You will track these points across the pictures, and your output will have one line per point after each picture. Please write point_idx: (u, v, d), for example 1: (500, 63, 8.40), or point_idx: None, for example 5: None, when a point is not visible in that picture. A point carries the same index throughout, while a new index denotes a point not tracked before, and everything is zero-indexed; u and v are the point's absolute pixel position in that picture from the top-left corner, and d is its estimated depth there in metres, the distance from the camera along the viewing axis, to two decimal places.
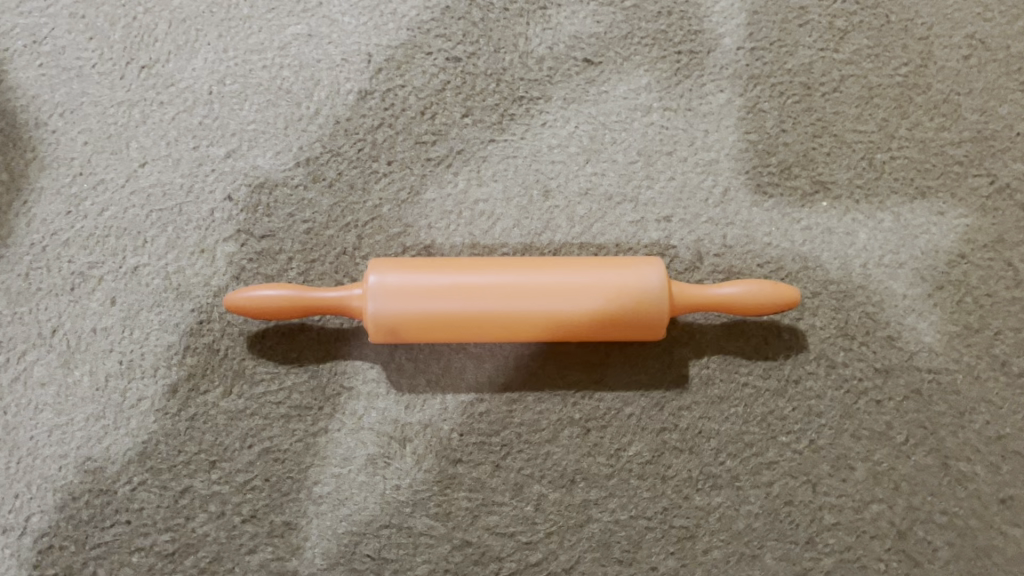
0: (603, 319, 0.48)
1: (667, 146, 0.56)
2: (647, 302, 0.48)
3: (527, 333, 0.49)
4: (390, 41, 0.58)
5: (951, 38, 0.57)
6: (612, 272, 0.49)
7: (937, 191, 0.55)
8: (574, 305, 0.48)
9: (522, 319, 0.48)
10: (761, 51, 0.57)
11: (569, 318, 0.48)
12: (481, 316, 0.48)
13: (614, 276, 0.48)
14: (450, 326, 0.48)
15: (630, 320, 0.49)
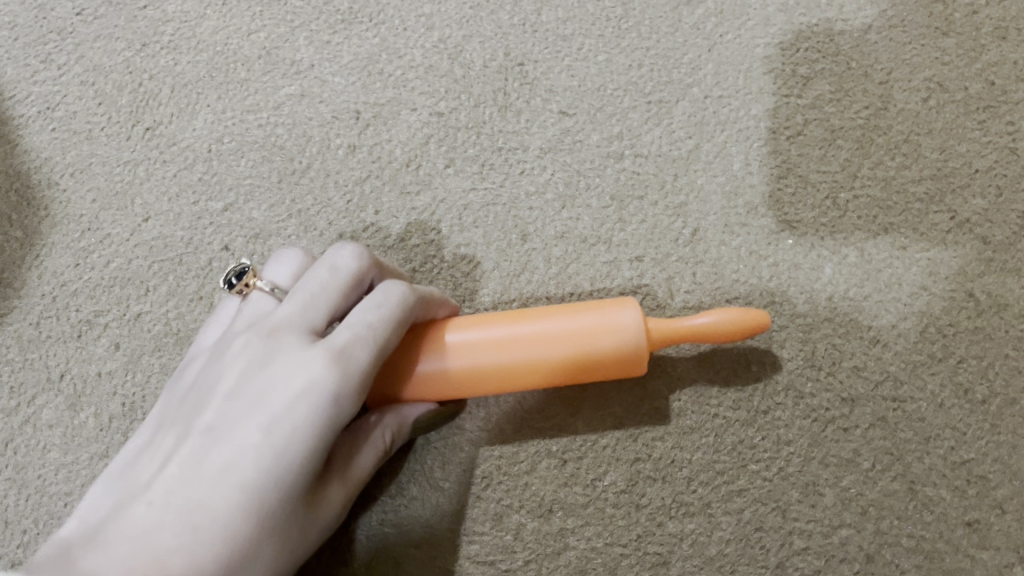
0: (583, 355, 0.49)
1: (638, 191, 0.60)
2: (623, 335, 0.49)
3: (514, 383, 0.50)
4: (377, 99, 0.63)
5: (910, 82, 0.63)
6: (585, 316, 0.50)
7: (899, 226, 0.59)
8: (554, 343, 0.49)
9: (504, 362, 0.49)
10: (726, 99, 0.63)
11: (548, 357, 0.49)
12: (466, 371, 0.49)
13: (587, 320, 0.49)
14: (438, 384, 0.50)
15: (609, 352, 0.49)
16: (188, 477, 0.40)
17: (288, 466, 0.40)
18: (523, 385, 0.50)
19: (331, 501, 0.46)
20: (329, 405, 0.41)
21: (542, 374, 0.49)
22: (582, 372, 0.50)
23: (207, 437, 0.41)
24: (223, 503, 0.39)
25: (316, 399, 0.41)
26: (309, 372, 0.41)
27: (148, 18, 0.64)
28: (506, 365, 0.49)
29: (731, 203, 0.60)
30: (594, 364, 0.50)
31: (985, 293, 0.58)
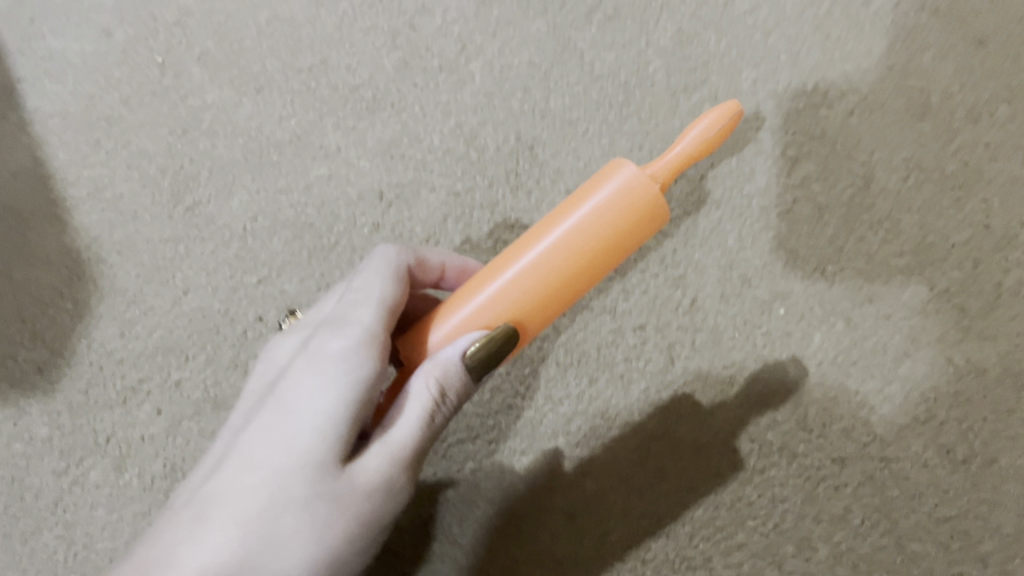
0: (577, 206, 0.45)
1: (640, 262, 0.65)
2: (613, 175, 0.45)
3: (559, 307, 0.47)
4: (398, 180, 0.68)
5: (891, 162, 0.69)
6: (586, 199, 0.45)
7: (883, 296, 0.64)
8: (546, 222, 0.46)
9: (500, 263, 0.47)
10: (721, 178, 0.68)
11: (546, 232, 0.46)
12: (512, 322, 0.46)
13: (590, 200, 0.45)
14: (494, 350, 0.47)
15: (607, 192, 0.44)
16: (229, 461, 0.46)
17: (304, 428, 0.45)
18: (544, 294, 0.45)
19: (371, 465, 0.46)
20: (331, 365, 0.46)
21: (544, 248, 0.45)
22: (586, 224, 0.45)
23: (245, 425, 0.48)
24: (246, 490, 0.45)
25: (319, 363, 0.46)
26: (315, 346, 0.47)
27: (188, 107, 0.71)
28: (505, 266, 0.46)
29: (727, 275, 0.65)
30: (601, 207, 0.44)
31: (964, 358, 0.62)
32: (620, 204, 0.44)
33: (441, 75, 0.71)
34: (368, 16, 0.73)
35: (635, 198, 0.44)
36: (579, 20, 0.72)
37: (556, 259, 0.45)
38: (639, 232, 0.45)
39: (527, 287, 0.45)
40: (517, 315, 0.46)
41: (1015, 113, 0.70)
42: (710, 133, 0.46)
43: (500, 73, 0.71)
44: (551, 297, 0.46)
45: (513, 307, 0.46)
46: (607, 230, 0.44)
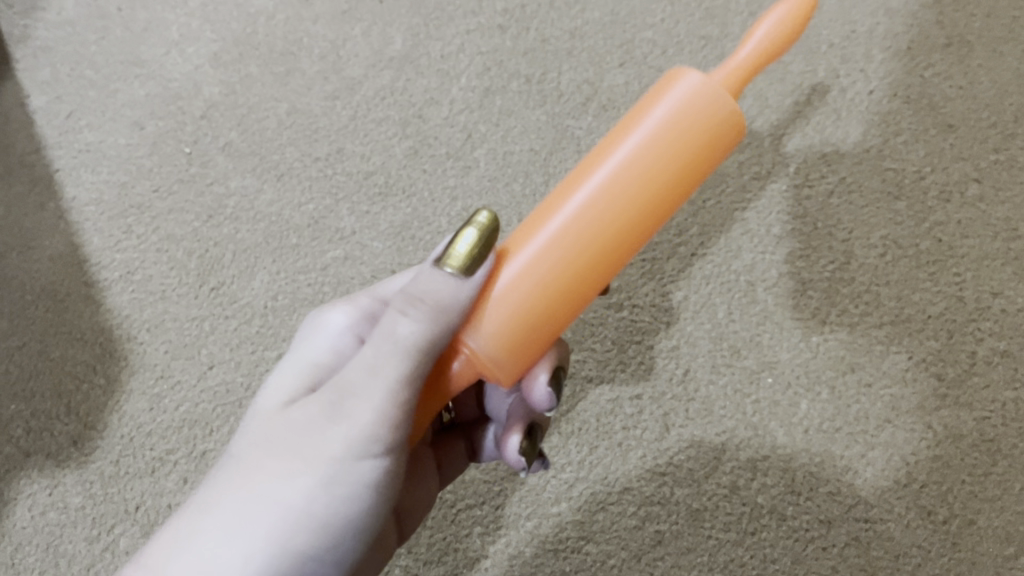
0: (625, 136, 0.37)
1: (636, 336, 0.70)
2: (674, 84, 0.37)
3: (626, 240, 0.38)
4: (409, 261, 0.73)
5: (869, 240, 0.74)
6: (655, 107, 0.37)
7: (864, 365, 0.68)
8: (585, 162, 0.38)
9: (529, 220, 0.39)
10: (710, 256, 0.73)
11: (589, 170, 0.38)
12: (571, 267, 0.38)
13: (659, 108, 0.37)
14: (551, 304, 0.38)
15: (665, 111, 0.37)
16: None
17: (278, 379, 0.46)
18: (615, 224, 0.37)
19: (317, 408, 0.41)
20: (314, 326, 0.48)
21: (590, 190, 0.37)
22: (640, 153, 0.37)
23: None
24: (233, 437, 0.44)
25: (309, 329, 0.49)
26: None
27: (213, 194, 0.77)
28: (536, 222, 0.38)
29: (717, 346, 0.69)
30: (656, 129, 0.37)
31: (942, 425, 0.66)
32: (681, 126, 0.37)
33: (448, 161, 0.77)
34: (381, 108, 0.79)
35: (699, 115, 0.37)
36: (575, 110, 0.78)
37: (601, 204, 0.37)
38: (706, 161, 0.38)
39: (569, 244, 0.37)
40: (560, 275, 0.37)
41: (983, 193, 0.76)
42: (785, 20, 0.39)
43: (503, 159, 0.76)
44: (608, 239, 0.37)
45: (555, 255, 0.37)
46: (667, 159, 0.37)
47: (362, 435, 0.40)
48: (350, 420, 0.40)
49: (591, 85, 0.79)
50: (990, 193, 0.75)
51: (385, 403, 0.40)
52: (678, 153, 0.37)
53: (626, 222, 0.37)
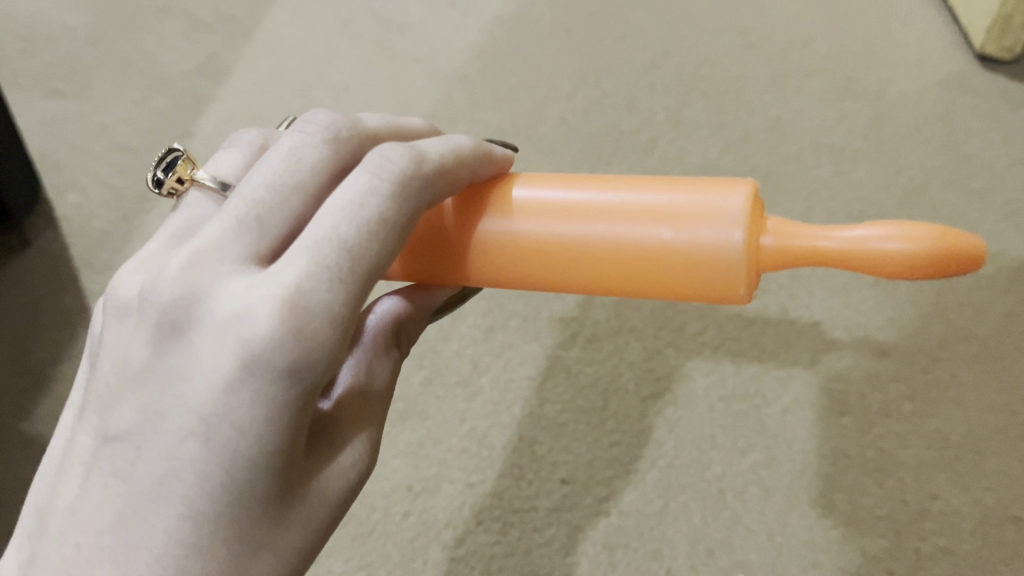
0: (690, 221, 0.47)
1: (623, 539, 0.84)
2: (740, 226, 0.45)
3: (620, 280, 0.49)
4: (421, 475, 0.90)
5: (822, 450, 0.88)
6: (711, 235, 0.46)
7: (823, 562, 0.82)
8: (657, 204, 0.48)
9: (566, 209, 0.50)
10: (682, 467, 0.88)
11: (633, 207, 0.48)
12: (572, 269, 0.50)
13: (713, 239, 0.46)
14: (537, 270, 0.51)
15: (699, 235, 0.46)
16: (170, 463, 0.42)
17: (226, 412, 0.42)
18: (619, 266, 0.49)
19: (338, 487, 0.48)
20: (261, 358, 0.41)
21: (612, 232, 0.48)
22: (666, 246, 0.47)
23: (181, 414, 0.43)
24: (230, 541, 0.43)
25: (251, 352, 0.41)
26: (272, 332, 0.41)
27: None
28: (565, 220, 0.49)
29: (694, 548, 0.83)
30: (698, 247, 0.46)
31: None
32: (704, 264, 0.46)
33: (458, 388, 0.94)
34: None
35: (721, 262, 0.46)
36: (566, 343, 0.96)
37: (611, 254, 0.48)
38: (700, 284, 0.47)
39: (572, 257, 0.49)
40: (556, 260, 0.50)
41: (917, 407, 0.90)
42: (898, 258, 0.43)
43: (505, 385, 0.94)
44: (606, 271, 0.49)
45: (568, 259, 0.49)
46: (677, 273, 0.47)
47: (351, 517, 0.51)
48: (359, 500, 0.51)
49: (577, 324, 0.97)
50: (922, 408, 0.90)
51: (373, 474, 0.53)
52: (697, 267, 0.47)
53: (614, 283, 0.49)
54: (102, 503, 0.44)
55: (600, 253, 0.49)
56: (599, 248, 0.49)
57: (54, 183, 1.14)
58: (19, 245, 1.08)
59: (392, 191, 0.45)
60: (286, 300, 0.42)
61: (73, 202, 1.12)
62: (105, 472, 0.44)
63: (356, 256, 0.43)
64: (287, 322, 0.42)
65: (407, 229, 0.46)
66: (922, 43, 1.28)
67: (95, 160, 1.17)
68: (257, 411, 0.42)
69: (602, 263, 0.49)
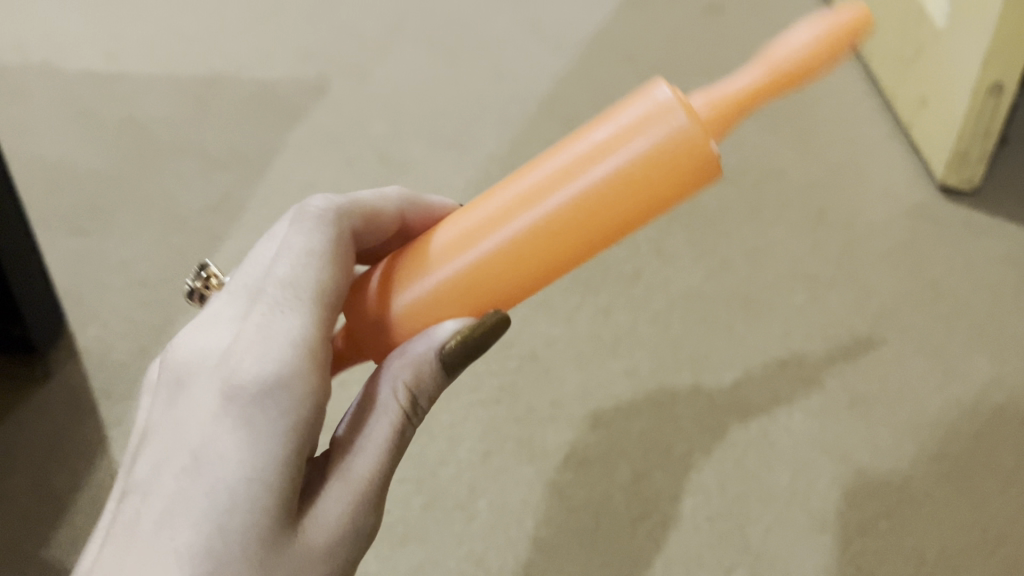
0: (616, 137, 0.52)
1: None
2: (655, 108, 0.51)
3: (600, 218, 0.53)
4: None
5: (804, 566, 0.93)
6: (641, 128, 0.51)
7: None
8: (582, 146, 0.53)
9: (498, 212, 0.55)
10: None
11: (567, 162, 0.53)
12: (553, 230, 0.53)
13: (646, 131, 0.51)
14: (530, 259, 0.54)
15: (637, 136, 0.51)
16: (179, 490, 0.51)
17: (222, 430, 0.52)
18: (593, 206, 0.52)
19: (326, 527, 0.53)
20: (245, 378, 0.52)
21: (560, 194, 0.53)
22: (616, 158, 0.51)
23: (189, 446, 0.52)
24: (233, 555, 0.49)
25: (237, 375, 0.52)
26: (252, 357, 0.53)
27: None
28: (520, 207, 0.54)
29: None
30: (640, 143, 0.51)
31: None
32: (661, 142, 0.50)
33: (456, 510, 0.99)
34: (402, 468, 1.02)
35: (667, 138, 0.51)
36: (558, 466, 1.02)
37: (580, 206, 0.52)
38: (665, 169, 0.51)
39: (542, 233, 0.53)
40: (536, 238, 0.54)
41: (893, 525, 0.96)
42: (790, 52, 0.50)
43: (500, 507, 0.99)
44: (582, 215, 0.53)
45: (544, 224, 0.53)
46: (642, 166, 0.51)
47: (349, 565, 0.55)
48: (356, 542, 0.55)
49: (570, 447, 1.03)
50: (898, 526, 0.96)
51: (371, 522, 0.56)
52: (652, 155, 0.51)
53: (598, 226, 0.53)
54: (123, 542, 0.51)
55: (567, 208, 0.53)
56: (565, 207, 0.53)
57: (77, 316, 1.22)
58: (42, 375, 1.14)
59: (325, 233, 0.60)
60: (263, 334, 0.54)
61: (94, 334, 1.20)
62: (127, 516, 0.52)
63: (308, 288, 0.57)
64: (266, 351, 0.53)
65: (347, 261, 0.60)
66: (888, 173, 1.37)
67: (116, 294, 1.25)
68: (247, 429, 0.51)
69: (573, 221, 0.53)
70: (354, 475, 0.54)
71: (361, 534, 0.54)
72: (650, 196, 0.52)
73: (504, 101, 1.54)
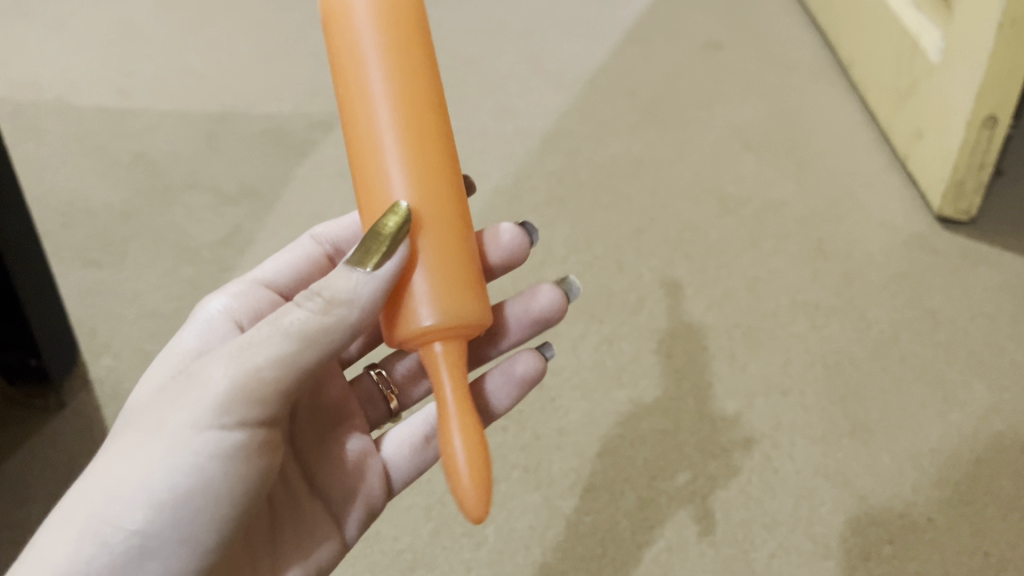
0: (355, 51, 0.63)
1: None
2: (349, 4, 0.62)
3: (413, 84, 0.63)
4: None
5: None
6: (357, 21, 0.62)
7: None
8: (357, 90, 0.63)
9: (374, 180, 0.64)
10: None
11: (367, 103, 0.63)
12: (408, 127, 0.63)
13: (360, 17, 0.62)
14: (420, 155, 0.64)
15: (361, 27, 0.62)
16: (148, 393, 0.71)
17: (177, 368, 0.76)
18: (403, 82, 0.63)
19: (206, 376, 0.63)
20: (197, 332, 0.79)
21: (385, 120, 0.63)
22: (360, 31, 0.62)
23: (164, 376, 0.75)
24: (142, 408, 0.65)
25: (190, 332, 0.79)
26: (204, 320, 0.80)
27: None
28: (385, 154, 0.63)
29: None
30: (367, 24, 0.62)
31: None
32: (372, 5, 0.62)
33: (464, 537, 1.00)
34: (410, 496, 1.03)
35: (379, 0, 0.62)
36: (564, 493, 1.03)
37: (402, 97, 0.63)
38: (400, 13, 0.63)
39: (409, 135, 0.63)
40: (409, 145, 0.63)
41: (896, 550, 0.97)
42: None
43: (508, 534, 1.00)
44: (406, 95, 0.63)
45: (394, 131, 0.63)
46: (378, 14, 0.62)
47: (216, 410, 0.61)
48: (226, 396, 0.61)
49: (576, 474, 1.05)
50: (901, 551, 0.97)
51: (250, 383, 0.62)
52: (385, 19, 0.62)
53: (418, 90, 0.64)
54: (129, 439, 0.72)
55: (395, 106, 0.63)
56: (398, 110, 0.63)
57: (90, 348, 1.24)
58: (56, 406, 1.16)
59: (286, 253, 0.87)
60: (212, 313, 0.80)
61: (106, 365, 1.22)
62: None
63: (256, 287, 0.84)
64: (211, 321, 0.79)
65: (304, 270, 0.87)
66: (885, 204, 1.40)
67: (128, 326, 1.27)
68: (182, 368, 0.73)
69: (406, 109, 0.63)
70: (235, 342, 0.64)
71: (207, 390, 0.62)
72: (410, 30, 0.63)
73: (508, 134, 1.57)
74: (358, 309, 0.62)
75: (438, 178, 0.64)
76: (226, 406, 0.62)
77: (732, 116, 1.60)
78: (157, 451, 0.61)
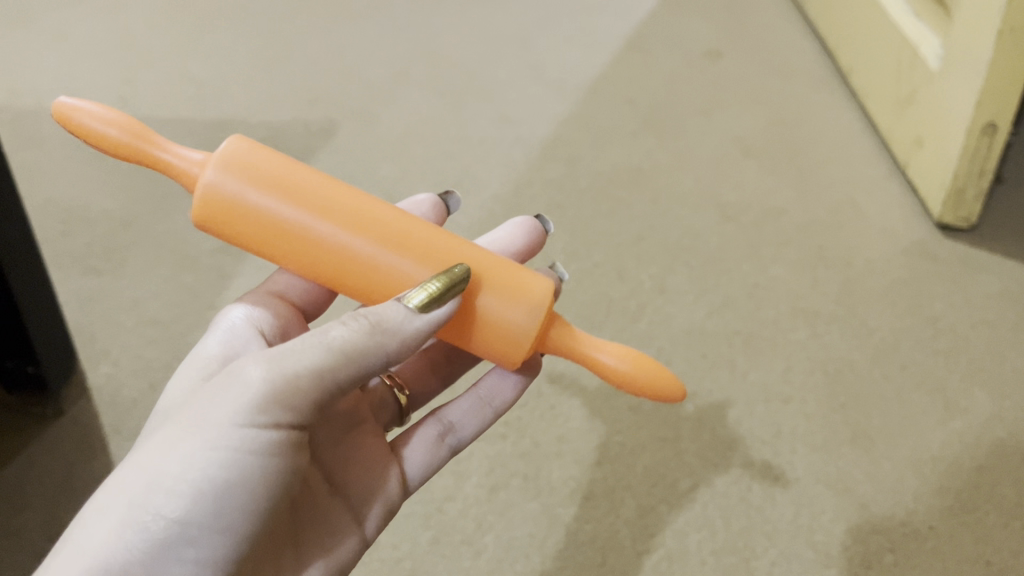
0: (273, 212, 0.61)
1: None
2: (224, 188, 0.61)
3: (334, 195, 0.63)
4: None
5: None
6: (247, 193, 0.61)
7: None
8: (309, 236, 0.62)
9: (394, 288, 0.63)
10: None
11: (325, 239, 0.62)
12: (369, 220, 0.63)
13: (245, 188, 0.61)
14: (399, 234, 0.63)
15: (259, 195, 0.61)
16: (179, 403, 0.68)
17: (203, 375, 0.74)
18: (328, 196, 0.63)
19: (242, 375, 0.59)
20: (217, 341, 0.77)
21: (346, 236, 0.62)
22: (260, 202, 0.61)
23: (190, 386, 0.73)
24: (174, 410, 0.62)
25: (210, 342, 0.78)
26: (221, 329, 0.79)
27: None
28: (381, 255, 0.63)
29: None
30: (256, 188, 0.61)
31: None
32: (240, 169, 0.61)
33: (463, 546, 0.99)
34: (409, 504, 1.03)
35: (237, 164, 0.61)
36: (564, 500, 1.03)
37: (340, 207, 0.62)
38: (263, 162, 0.62)
39: (376, 231, 0.63)
40: (388, 232, 0.63)
41: (898, 559, 0.96)
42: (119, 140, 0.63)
43: (507, 543, 0.99)
44: (335, 202, 0.63)
45: (362, 234, 0.63)
46: (253, 175, 0.61)
47: (249, 410, 0.58)
48: (259, 397, 0.58)
49: (576, 481, 1.04)
50: (902, 560, 0.96)
51: (284, 390, 0.58)
52: (262, 169, 0.62)
53: (339, 195, 0.63)
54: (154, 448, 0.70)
55: (346, 216, 0.62)
56: (354, 216, 0.63)
57: (88, 355, 1.24)
58: (53, 413, 1.16)
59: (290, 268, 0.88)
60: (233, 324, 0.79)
61: (105, 373, 1.21)
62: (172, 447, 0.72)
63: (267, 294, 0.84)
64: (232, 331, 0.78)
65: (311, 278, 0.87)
66: (885, 212, 1.40)
67: (127, 333, 1.27)
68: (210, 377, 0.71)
69: (352, 211, 0.63)
70: (276, 348, 0.60)
71: (242, 389, 0.58)
72: (286, 166, 0.63)
73: (508, 142, 1.57)
74: (403, 341, 0.60)
75: (430, 240, 0.64)
76: (262, 409, 0.58)
77: (732, 124, 1.60)
78: (185, 449, 0.58)
